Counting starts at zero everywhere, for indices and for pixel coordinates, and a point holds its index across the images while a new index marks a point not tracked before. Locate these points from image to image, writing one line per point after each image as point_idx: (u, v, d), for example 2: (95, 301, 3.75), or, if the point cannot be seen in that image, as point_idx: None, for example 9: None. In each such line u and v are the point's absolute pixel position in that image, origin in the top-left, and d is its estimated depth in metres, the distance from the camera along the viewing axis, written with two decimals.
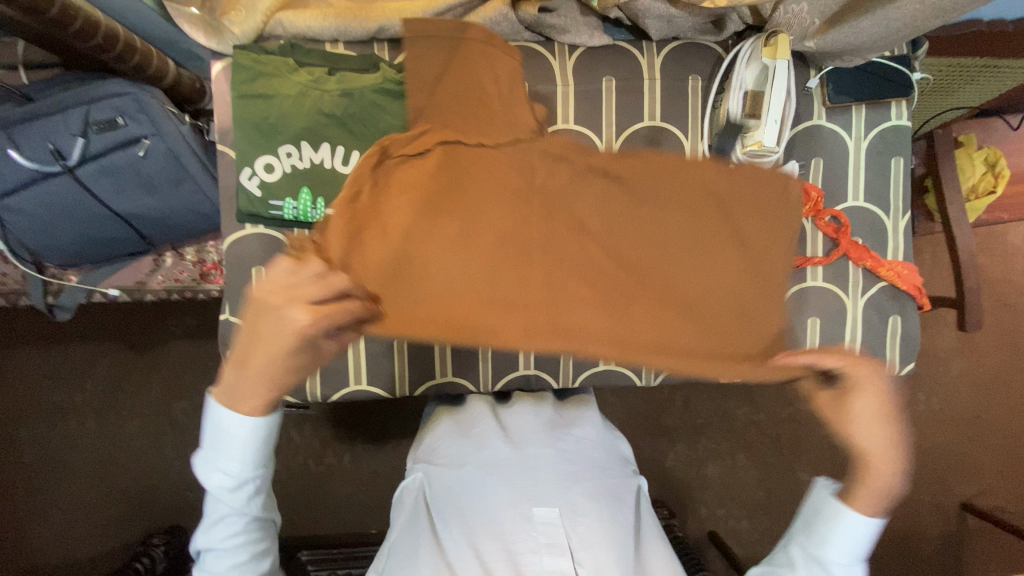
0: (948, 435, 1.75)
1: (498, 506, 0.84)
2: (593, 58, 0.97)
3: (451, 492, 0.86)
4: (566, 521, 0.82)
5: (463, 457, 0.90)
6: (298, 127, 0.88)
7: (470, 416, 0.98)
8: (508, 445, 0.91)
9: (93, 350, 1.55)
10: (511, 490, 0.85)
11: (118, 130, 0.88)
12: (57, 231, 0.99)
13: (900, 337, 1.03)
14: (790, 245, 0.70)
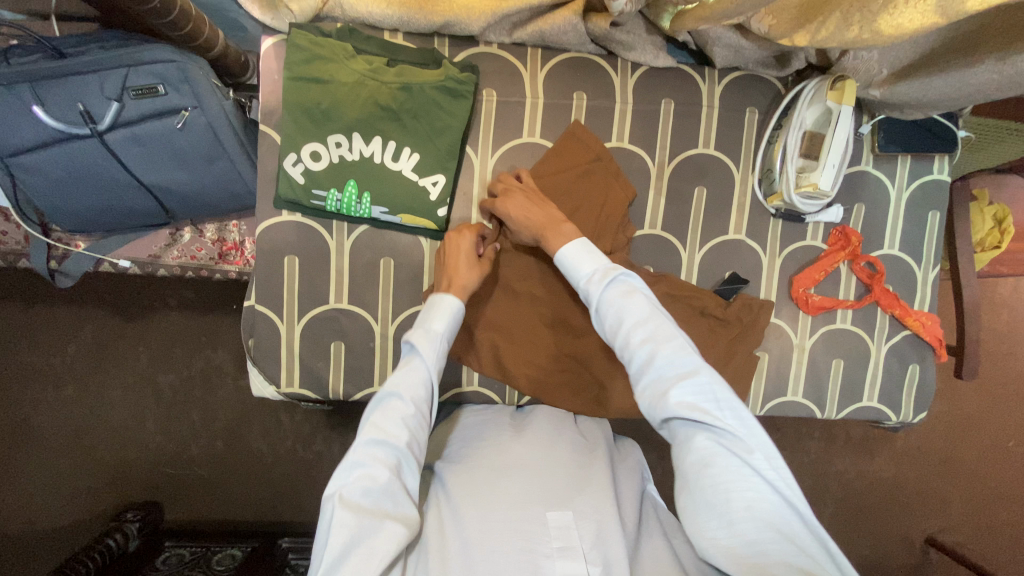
0: (925, 474, 1.82)
1: (510, 503, 0.76)
2: (654, 78, 0.95)
3: (462, 488, 0.79)
4: (582, 524, 0.74)
5: (478, 455, 0.84)
6: (351, 117, 0.84)
7: (488, 420, 0.94)
8: (526, 447, 0.85)
9: (82, 315, 1.47)
10: (528, 490, 0.78)
11: (158, 99, 0.83)
12: (74, 196, 0.93)
13: (916, 385, 1.06)
14: (748, 350, 0.98)
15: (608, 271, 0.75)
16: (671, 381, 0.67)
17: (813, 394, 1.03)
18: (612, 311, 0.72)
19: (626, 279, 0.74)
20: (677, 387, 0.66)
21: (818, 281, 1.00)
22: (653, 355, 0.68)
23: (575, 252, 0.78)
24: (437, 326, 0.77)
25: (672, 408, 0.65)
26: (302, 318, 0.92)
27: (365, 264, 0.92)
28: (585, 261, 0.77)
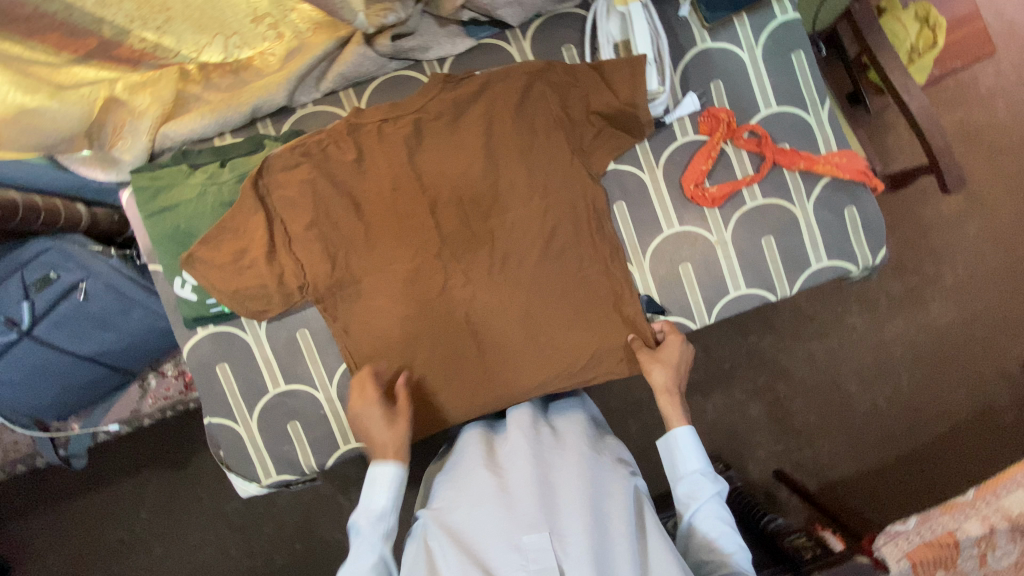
0: (989, 298, 1.67)
1: (492, 529, 0.75)
2: (465, 62, 0.98)
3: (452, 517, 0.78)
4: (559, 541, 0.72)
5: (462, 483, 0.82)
6: (210, 225, 0.91)
7: (468, 442, 0.93)
8: (512, 469, 0.81)
9: (136, 480, 1.61)
10: (505, 513, 0.75)
11: (55, 283, 0.93)
12: (38, 390, 1.04)
13: (862, 228, 0.99)
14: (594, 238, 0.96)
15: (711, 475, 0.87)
16: (693, 495, 0.86)
17: (759, 280, 0.99)
18: (690, 453, 0.89)
19: (700, 441, 0.90)
20: (704, 516, 0.84)
21: (708, 171, 0.96)
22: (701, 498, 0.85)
23: (686, 442, 0.89)
24: (376, 503, 0.85)
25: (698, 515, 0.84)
26: (254, 412, 0.99)
27: (285, 341, 0.97)
28: (694, 458, 0.88)
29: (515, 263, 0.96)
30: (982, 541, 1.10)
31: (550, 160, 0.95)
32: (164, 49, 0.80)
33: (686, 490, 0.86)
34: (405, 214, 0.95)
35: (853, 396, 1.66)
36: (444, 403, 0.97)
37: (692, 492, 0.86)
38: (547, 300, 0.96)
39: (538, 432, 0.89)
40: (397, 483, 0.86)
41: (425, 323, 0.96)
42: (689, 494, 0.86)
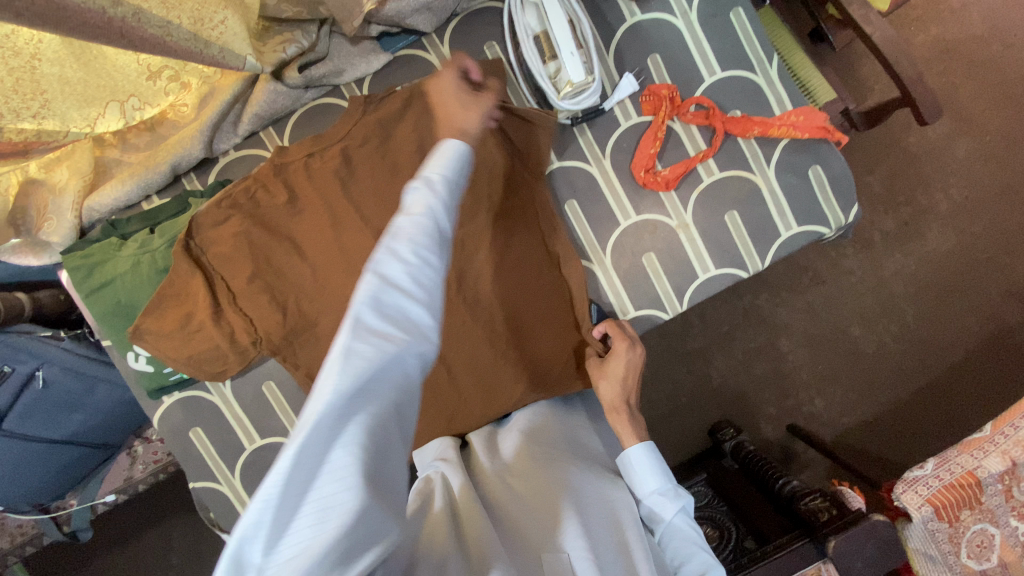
0: (989, 218, 1.59)
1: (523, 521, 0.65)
2: (385, 80, 0.92)
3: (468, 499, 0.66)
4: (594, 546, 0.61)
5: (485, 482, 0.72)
6: (149, 296, 0.88)
7: (481, 443, 0.83)
8: (548, 464, 0.73)
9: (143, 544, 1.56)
10: (541, 507, 0.66)
11: (9, 379, 0.91)
12: (26, 480, 1.03)
13: (831, 187, 0.93)
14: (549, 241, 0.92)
15: (675, 488, 0.77)
16: (661, 511, 0.76)
17: (728, 259, 0.94)
18: (649, 468, 0.77)
19: (658, 454, 0.79)
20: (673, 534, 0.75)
21: (657, 154, 0.91)
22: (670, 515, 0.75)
23: (641, 463, 0.77)
24: (435, 171, 0.55)
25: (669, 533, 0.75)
26: (235, 470, 0.97)
27: (253, 397, 0.96)
28: (655, 475, 0.77)
29: (471, 282, 0.89)
30: (1005, 476, 1.03)
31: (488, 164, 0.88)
32: (48, 133, 0.73)
33: (649, 506, 0.77)
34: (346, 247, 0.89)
35: (859, 340, 1.61)
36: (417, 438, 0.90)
37: (658, 509, 0.76)
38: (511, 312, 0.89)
39: (576, 445, 0.82)
40: (463, 167, 0.58)
41: None
42: (653, 510, 0.76)
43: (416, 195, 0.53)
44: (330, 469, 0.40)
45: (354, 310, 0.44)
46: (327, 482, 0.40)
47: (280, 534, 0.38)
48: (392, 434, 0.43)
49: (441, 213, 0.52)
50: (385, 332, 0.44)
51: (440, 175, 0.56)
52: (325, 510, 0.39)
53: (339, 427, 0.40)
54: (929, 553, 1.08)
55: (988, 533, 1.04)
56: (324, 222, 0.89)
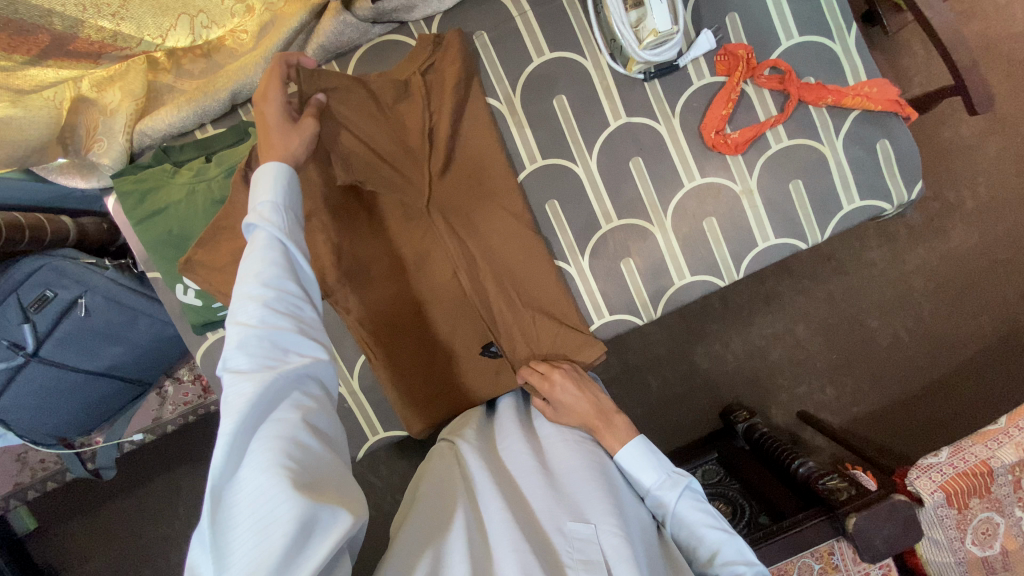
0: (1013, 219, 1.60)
1: (536, 506, 0.68)
2: (455, 20, 0.90)
3: (487, 482, 0.70)
4: (609, 536, 0.62)
5: (500, 466, 0.75)
6: (203, 226, 0.85)
7: (501, 422, 0.86)
8: (564, 453, 0.75)
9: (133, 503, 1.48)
10: (555, 495, 0.68)
11: (53, 302, 0.90)
12: (56, 412, 1.00)
13: (896, 162, 0.93)
14: (597, 200, 0.92)
15: (672, 475, 0.74)
16: (664, 498, 0.74)
17: (788, 229, 0.93)
18: (641, 463, 0.75)
19: (652, 448, 0.76)
20: (682, 520, 0.73)
21: (728, 116, 0.89)
22: (674, 502, 0.73)
23: (633, 460, 0.75)
24: (269, 200, 0.62)
25: (677, 520, 0.73)
26: None
27: None
28: (648, 467, 0.75)
29: (485, 230, 0.91)
30: (1016, 467, 1.06)
31: (539, 123, 0.91)
32: (124, 37, 0.73)
33: (652, 494, 0.74)
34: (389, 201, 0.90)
35: (876, 332, 1.62)
36: (458, 383, 0.94)
37: (659, 497, 0.74)
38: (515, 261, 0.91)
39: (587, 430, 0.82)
40: (290, 187, 0.65)
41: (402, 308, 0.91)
42: (655, 497, 0.74)
43: (253, 231, 0.60)
44: (243, 492, 0.48)
45: (223, 364, 0.53)
46: (249, 504, 0.47)
47: (225, 558, 0.46)
48: (305, 443, 0.51)
49: (275, 246, 0.59)
50: (250, 365, 0.52)
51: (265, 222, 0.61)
52: (257, 526, 0.46)
53: (236, 465, 0.49)
54: (933, 536, 1.08)
55: (993, 522, 1.07)
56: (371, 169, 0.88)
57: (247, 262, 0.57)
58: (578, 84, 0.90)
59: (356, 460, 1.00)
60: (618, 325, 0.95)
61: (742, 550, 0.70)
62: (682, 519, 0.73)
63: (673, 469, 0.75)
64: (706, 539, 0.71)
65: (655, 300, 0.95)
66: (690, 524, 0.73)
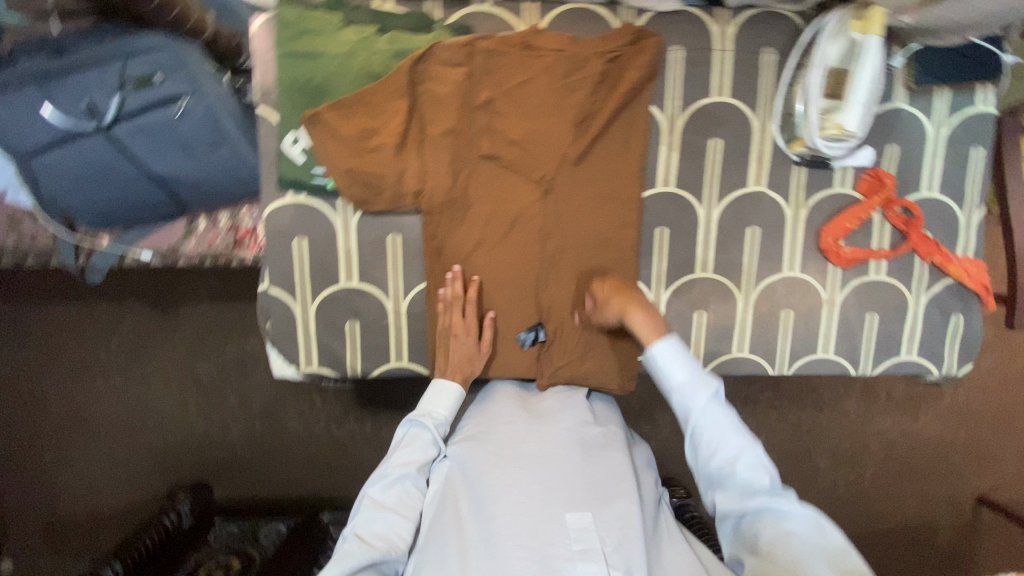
0: (977, 429, 1.61)
1: (540, 494, 0.78)
2: (663, 22, 0.89)
3: (483, 484, 0.79)
4: (603, 525, 0.76)
5: (503, 443, 0.83)
6: (347, 91, 0.83)
7: (505, 394, 0.92)
8: (561, 441, 0.83)
9: (118, 308, 1.64)
10: (557, 488, 0.78)
11: (155, 88, 0.86)
12: (90, 193, 0.96)
13: (960, 337, 0.99)
14: (701, 246, 0.95)
15: (707, 378, 0.76)
16: (723, 443, 0.74)
17: (847, 350, 0.98)
18: (695, 387, 0.76)
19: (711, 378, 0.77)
20: (736, 468, 0.73)
21: (850, 230, 0.93)
22: (735, 451, 0.73)
23: (668, 354, 0.77)
24: (439, 409, 0.86)
25: (739, 477, 0.73)
26: (316, 297, 0.93)
27: (372, 241, 0.91)
28: (682, 364, 0.77)
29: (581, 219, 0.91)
30: None
31: (689, 154, 0.92)
32: None
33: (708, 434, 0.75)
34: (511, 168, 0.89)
35: (819, 473, 1.62)
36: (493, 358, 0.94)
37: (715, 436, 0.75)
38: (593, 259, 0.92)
39: (583, 415, 0.89)
40: (456, 403, 0.88)
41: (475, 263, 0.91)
42: (716, 453, 0.74)
43: (415, 430, 0.84)
44: None
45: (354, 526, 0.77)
46: None
47: None
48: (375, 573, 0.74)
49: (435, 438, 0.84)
50: (371, 534, 0.76)
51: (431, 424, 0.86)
52: None
53: None
54: None
55: None
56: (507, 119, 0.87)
57: (406, 442, 0.83)
58: (740, 137, 0.92)
59: (365, 377, 0.97)
60: None
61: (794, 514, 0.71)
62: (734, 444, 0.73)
63: (710, 377, 0.77)
64: (762, 495, 0.72)
65: (707, 359, 0.97)
66: (731, 444, 0.74)
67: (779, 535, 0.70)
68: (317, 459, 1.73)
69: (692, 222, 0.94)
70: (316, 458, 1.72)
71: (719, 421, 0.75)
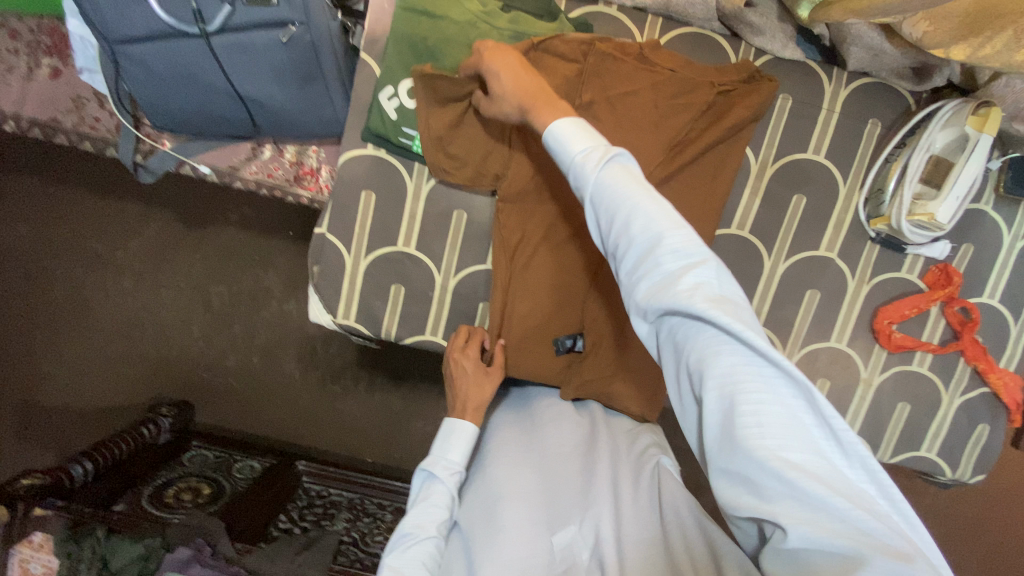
0: (946, 533, 1.55)
1: (513, 513, 0.69)
2: (778, 70, 0.89)
3: (475, 514, 0.73)
4: (586, 530, 0.68)
5: (498, 461, 0.79)
6: (457, 60, 0.81)
7: (515, 418, 0.89)
8: (551, 450, 0.78)
9: (149, 211, 1.63)
10: (532, 513, 0.69)
11: (269, 9, 0.83)
12: (171, 95, 0.95)
13: (980, 447, 1.00)
14: (757, 297, 0.94)
15: (607, 150, 0.55)
16: (651, 267, 0.49)
17: (869, 432, 0.98)
18: (611, 188, 0.53)
19: (624, 161, 0.55)
20: (683, 288, 0.47)
21: (905, 317, 0.93)
22: (659, 245, 0.49)
23: (564, 133, 0.59)
24: (454, 456, 0.79)
25: (680, 302, 0.46)
26: (369, 254, 0.92)
27: (439, 213, 0.91)
28: (583, 138, 0.58)
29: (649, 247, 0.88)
30: None
31: (768, 204, 0.92)
32: None
33: (636, 283, 0.51)
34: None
35: None
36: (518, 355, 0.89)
37: (643, 270, 0.50)
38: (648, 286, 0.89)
39: (557, 432, 0.82)
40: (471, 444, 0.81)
41: (536, 262, 0.88)
42: (620, 238, 0.52)
43: (432, 482, 0.76)
44: None
45: None
46: None
47: None
48: None
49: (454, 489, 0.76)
50: None
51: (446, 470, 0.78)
52: None
53: None
54: None
55: None
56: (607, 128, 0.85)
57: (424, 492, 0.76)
58: (823, 200, 0.91)
59: (396, 343, 0.96)
60: None
61: (761, 373, 0.45)
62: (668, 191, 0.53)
63: (650, 190, 0.52)
64: (700, 323, 0.47)
65: None
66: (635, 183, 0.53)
67: (759, 447, 0.43)
68: (306, 406, 1.72)
69: (754, 271, 0.93)
70: (305, 405, 1.72)
71: (626, 196, 0.52)
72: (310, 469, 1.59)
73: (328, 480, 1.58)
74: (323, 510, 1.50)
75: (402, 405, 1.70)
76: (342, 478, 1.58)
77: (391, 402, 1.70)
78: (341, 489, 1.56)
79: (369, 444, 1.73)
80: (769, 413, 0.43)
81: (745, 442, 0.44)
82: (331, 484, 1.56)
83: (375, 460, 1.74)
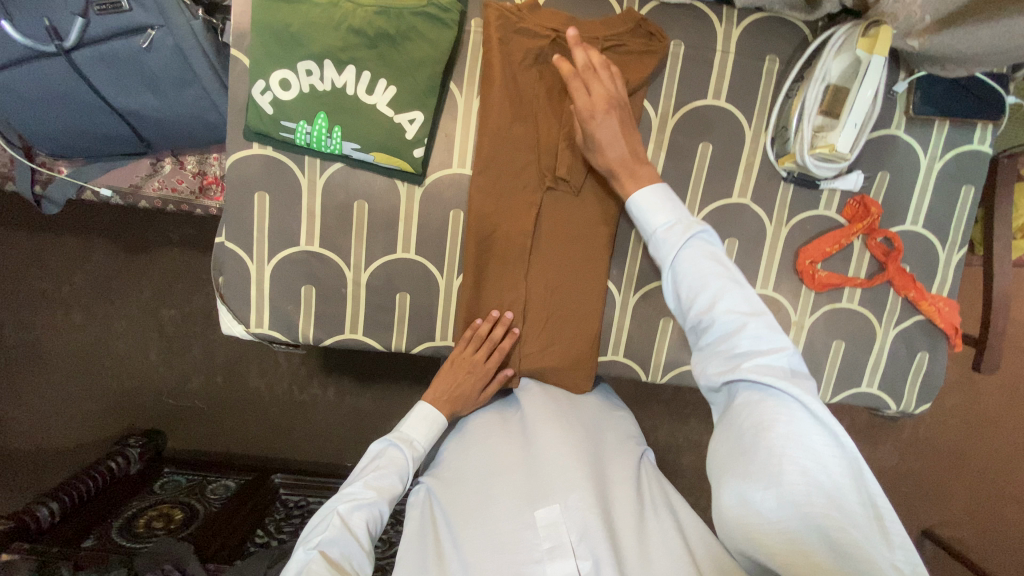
0: (931, 467, 1.53)
1: (505, 497, 0.77)
2: (667, 16, 0.85)
3: (458, 504, 0.79)
4: (570, 515, 0.73)
5: (485, 457, 0.83)
6: (325, 45, 0.78)
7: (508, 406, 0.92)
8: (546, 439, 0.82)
9: (86, 243, 1.58)
10: (518, 493, 0.77)
11: (123, 15, 0.81)
12: (47, 118, 0.91)
13: (923, 376, 0.98)
14: None
15: (688, 225, 0.68)
16: (729, 338, 0.62)
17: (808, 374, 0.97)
18: (692, 265, 0.65)
19: (705, 238, 0.67)
20: (752, 361, 0.61)
21: (828, 254, 0.91)
22: (742, 324, 0.62)
23: (651, 200, 0.71)
24: (417, 435, 0.85)
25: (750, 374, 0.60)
26: (274, 257, 0.89)
27: (338, 206, 0.87)
28: (665, 209, 0.70)
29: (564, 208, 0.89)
30: None
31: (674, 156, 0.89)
32: None
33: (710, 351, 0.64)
34: (547, 159, 0.86)
35: None
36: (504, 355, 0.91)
37: (719, 342, 0.63)
38: (571, 248, 0.90)
39: (552, 418, 0.85)
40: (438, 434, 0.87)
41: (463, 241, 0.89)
42: (702, 312, 0.64)
43: (392, 453, 0.82)
44: None
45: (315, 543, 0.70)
46: None
47: None
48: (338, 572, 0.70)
49: (408, 468, 0.82)
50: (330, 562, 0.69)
51: (407, 450, 0.83)
52: None
53: None
54: None
55: None
56: (503, 95, 0.84)
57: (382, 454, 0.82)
58: (730, 145, 0.89)
59: (318, 346, 0.94)
60: (623, 369, 0.97)
61: (806, 432, 0.56)
62: (685, 248, 0.67)
63: (733, 271, 0.65)
64: (770, 387, 0.59)
65: (667, 367, 0.96)
66: (705, 257, 0.66)
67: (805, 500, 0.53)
68: (274, 420, 1.69)
69: None
70: (273, 419, 1.69)
71: (707, 273, 0.65)
72: (286, 481, 1.57)
73: (304, 492, 1.55)
74: (302, 520, 1.47)
75: (370, 406, 1.68)
76: (317, 486, 1.56)
77: (358, 405, 1.68)
78: (319, 500, 1.53)
79: (346, 448, 1.71)
80: (814, 477, 0.54)
81: (795, 496, 0.54)
82: (309, 493, 1.54)
83: (353, 464, 1.72)
